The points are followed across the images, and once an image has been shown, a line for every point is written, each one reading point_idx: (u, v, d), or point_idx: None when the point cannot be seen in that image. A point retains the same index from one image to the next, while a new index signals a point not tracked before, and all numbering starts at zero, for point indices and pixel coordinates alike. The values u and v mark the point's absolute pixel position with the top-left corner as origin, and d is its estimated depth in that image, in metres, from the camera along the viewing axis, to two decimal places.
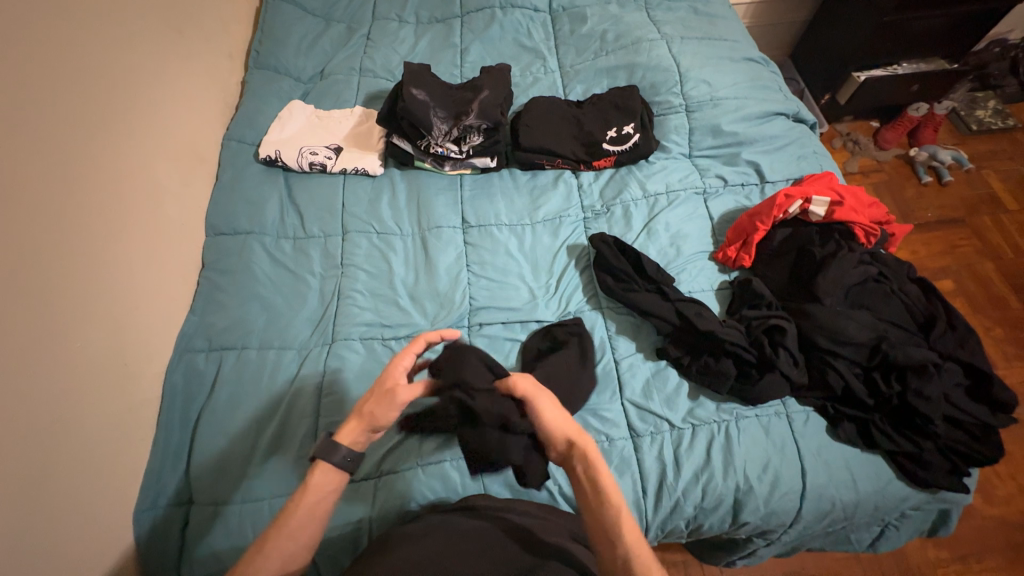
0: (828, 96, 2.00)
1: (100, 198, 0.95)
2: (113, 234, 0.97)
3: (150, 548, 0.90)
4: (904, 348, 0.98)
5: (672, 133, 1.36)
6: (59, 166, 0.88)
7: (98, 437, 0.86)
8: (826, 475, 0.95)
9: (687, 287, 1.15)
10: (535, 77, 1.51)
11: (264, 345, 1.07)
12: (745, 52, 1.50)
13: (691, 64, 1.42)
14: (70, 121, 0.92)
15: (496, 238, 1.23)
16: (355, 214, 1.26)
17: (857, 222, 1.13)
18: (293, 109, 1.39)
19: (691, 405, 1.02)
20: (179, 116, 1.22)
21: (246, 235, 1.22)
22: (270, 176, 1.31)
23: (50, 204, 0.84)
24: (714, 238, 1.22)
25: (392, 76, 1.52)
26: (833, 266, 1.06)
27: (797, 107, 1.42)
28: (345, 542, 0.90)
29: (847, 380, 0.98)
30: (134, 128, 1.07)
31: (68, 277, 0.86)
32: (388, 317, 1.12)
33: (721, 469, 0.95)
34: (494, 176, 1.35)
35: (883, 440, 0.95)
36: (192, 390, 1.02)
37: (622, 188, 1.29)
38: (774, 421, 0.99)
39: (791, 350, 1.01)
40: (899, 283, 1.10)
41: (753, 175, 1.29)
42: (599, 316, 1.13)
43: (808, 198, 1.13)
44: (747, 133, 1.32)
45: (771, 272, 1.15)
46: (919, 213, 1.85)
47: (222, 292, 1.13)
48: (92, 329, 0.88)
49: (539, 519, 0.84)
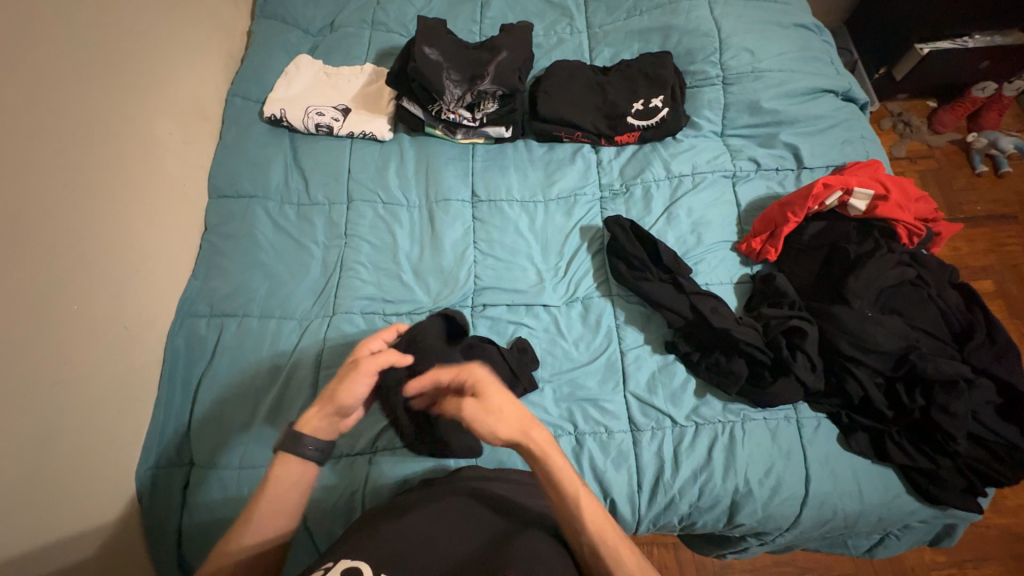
0: (883, 71, 1.81)
1: (97, 155, 0.92)
2: (111, 194, 0.94)
3: (154, 502, 0.93)
4: (935, 360, 0.91)
5: (705, 107, 1.24)
6: (50, 120, 0.84)
7: (100, 400, 0.87)
8: (831, 483, 0.91)
9: (704, 279, 1.08)
10: (560, 37, 1.39)
11: (265, 314, 1.06)
12: (797, 17, 1.34)
13: (734, 29, 1.28)
14: (66, 74, 0.88)
15: (505, 214, 1.17)
16: (360, 181, 1.21)
17: (900, 220, 1.04)
18: (300, 65, 1.31)
19: (697, 402, 0.98)
20: (180, 71, 1.16)
21: (250, 198, 1.18)
22: (275, 137, 1.26)
23: (44, 162, 0.82)
24: (739, 227, 1.14)
25: (407, 31, 1.42)
26: (867, 267, 0.98)
27: (849, 83, 1.27)
28: (338, 511, 0.91)
29: (866, 390, 0.92)
30: (130, 81, 1.02)
31: (64, 238, 0.84)
32: (391, 292, 1.09)
33: (721, 471, 0.92)
34: (509, 146, 1.27)
35: (898, 455, 0.90)
36: (192, 356, 1.03)
37: (644, 166, 1.20)
38: (782, 426, 0.94)
39: (810, 355, 0.95)
40: (938, 289, 1.02)
41: (789, 160, 1.19)
42: (608, 303, 1.08)
43: (849, 189, 1.03)
44: (789, 112, 1.20)
45: (797, 268, 1.07)
46: (966, 206, 1.71)
47: (225, 257, 1.11)
48: (91, 293, 0.88)
49: (526, 484, 0.78)
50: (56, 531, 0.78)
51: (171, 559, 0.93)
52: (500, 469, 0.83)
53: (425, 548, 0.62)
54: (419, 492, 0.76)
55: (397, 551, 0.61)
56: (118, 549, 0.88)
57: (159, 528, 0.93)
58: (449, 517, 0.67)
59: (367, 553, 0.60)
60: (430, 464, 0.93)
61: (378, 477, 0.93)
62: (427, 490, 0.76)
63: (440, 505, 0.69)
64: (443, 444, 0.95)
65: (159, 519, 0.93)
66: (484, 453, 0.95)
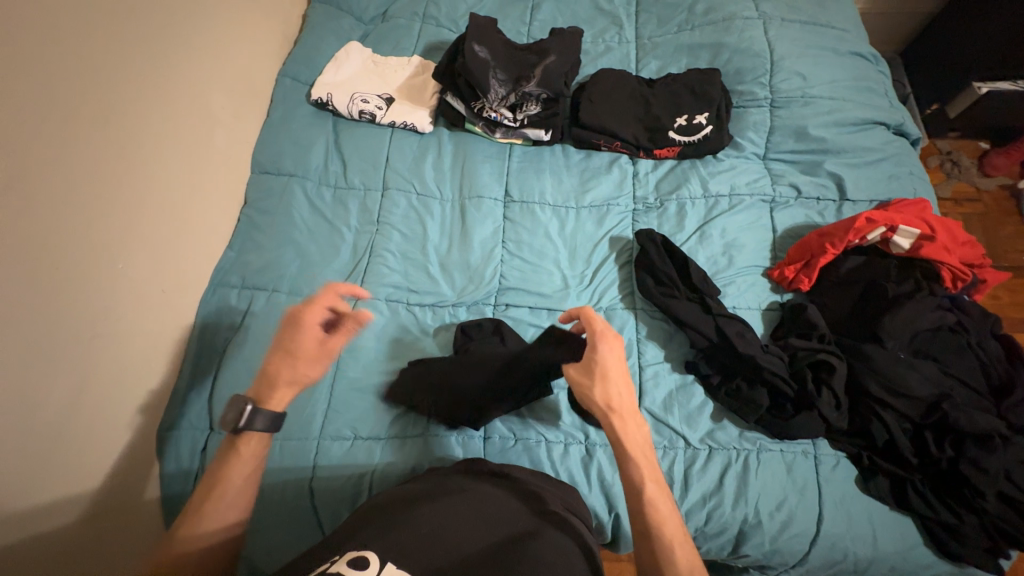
0: (937, 106, 1.75)
1: (151, 123, 0.96)
2: (160, 161, 0.98)
3: (171, 461, 0.96)
4: (969, 412, 0.88)
5: (749, 129, 1.22)
6: (109, 85, 0.87)
7: (130, 358, 0.91)
8: (845, 525, 0.88)
9: (732, 302, 1.07)
10: (608, 45, 1.38)
11: (293, 292, 1.08)
12: (854, 45, 1.30)
13: (787, 52, 1.26)
14: (128, 43, 0.91)
15: (536, 217, 1.17)
16: (397, 171, 1.22)
17: (946, 263, 1.00)
18: (350, 51, 1.34)
19: (712, 426, 0.96)
20: (235, 47, 1.20)
21: (290, 176, 1.21)
22: (319, 120, 1.29)
23: (103, 125, 0.86)
24: (772, 253, 1.12)
25: (456, 26, 1.43)
26: (905, 307, 0.95)
27: (902, 117, 1.23)
28: (344, 491, 0.92)
29: (892, 434, 0.90)
30: (188, 54, 1.06)
31: (111, 199, 0.87)
32: (416, 283, 1.10)
33: (731, 498, 0.90)
34: (546, 150, 1.27)
35: (919, 505, 0.86)
36: (221, 325, 1.06)
37: (681, 183, 1.18)
38: (799, 460, 0.92)
39: (836, 391, 0.93)
40: (978, 338, 0.98)
41: (832, 189, 1.16)
42: (631, 316, 1.07)
43: (894, 226, 1.00)
44: (836, 141, 1.17)
45: (830, 300, 1.04)
46: (1012, 255, 1.64)
47: (260, 232, 1.14)
48: (131, 254, 0.91)
49: (536, 486, 0.78)
50: (79, 480, 0.81)
51: (181, 519, 0.96)
52: (509, 467, 0.83)
53: (438, 538, 0.62)
54: (428, 483, 0.76)
55: (415, 537, 0.61)
56: (134, 506, 0.91)
57: (173, 489, 0.95)
58: (459, 513, 0.67)
59: (374, 543, 0.60)
60: (439, 454, 0.94)
61: (387, 462, 0.94)
62: (435, 482, 0.76)
63: (448, 501, 0.69)
64: (453, 437, 0.96)
65: (174, 480, 0.95)
66: (493, 451, 0.96)
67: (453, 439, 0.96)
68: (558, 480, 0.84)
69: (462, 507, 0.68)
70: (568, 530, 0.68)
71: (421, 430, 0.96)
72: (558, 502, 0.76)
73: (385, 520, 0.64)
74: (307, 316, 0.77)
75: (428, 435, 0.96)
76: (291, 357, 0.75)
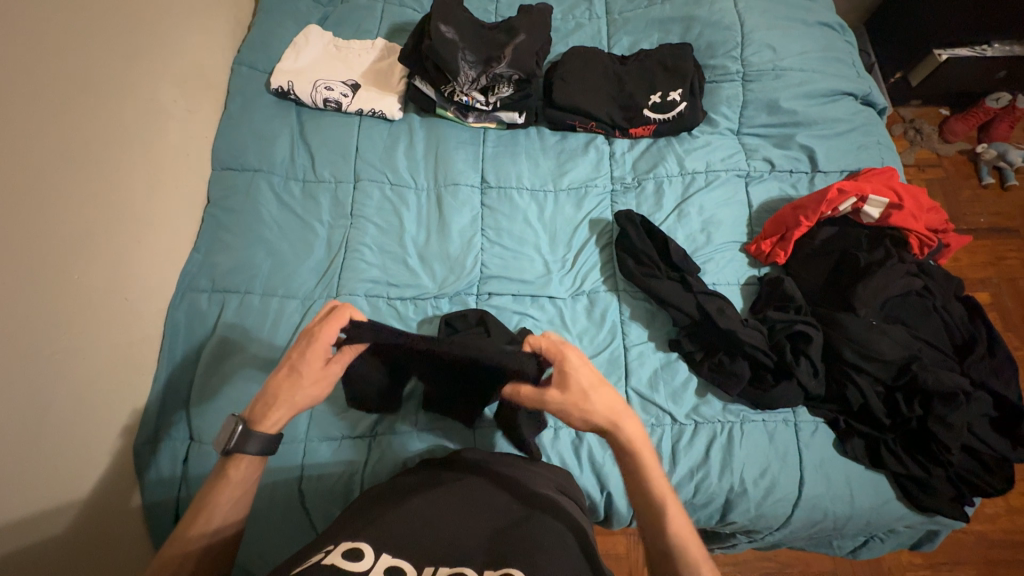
0: (899, 75, 1.79)
1: (98, 120, 0.89)
2: (113, 161, 0.91)
3: (150, 474, 0.93)
4: (937, 372, 0.91)
5: (722, 104, 1.21)
6: (44, 80, 0.80)
7: (97, 371, 0.86)
8: (825, 486, 0.92)
9: (712, 279, 1.08)
10: (578, 22, 1.35)
11: (267, 292, 1.04)
12: (821, 15, 1.30)
13: (757, 24, 1.25)
14: (67, 33, 0.84)
15: (515, 202, 1.16)
16: (368, 161, 1.18)
17: (913, 230, 1.02)
18: (309, 35, 1.27)
19: (697, 401, 0.98)
20: (183, 34, 1.12)
21: (254, 171, 1.15)
22: (281, 110, 1.22)
23: (44, 123, 0.79)
24: (749, 228, 1.13)
25: (420, 6, 1.38)
26: (876, 276, 0.96)
27: (869, 87, 1.24)
28: (336, 490, 0.92)
29: (866, 397, 0.92)
30: (130, 40, 0.97)
31: (62, 206, 0.81)
32: (396, 276, 1.08)
33: (717, 470, 0.93)
34: (521, 133, 1.24)
35: (891, 461, 0.91)
36: (192, 333, 1.01)
37: (657, 161, 1.18)
38: (780, 428, 0.95)
39: (814, 360, 0.93)
40: (943, 301, 1.01)
41: (804, 162, 1.17)
42: (614, 298, 1.07)
43: (864, 196, 1.01)
44: (808, 113, 1.18)
45: (804, 272, 1.04)
46: (970, 217, 1.71)
47: (227, 232, 1.08)
48: (87, 262, 0.85)
49: (525, 469, 0.80)
50: (51, 504, 0.77)
51: (166, 531, 0.93)
52: (501, 455, 0.84)
53: (430, 529, 0.62)
54: (420, 476, 0.76)
55: (407, 532, 0.61)
56: (115, 523, 0.88)
57: (156, 501, 0.92)
58: (453, 505, 0.67)
59: (368, 534, 0.60)
60: (429, 447, 0.94)
61: (377, 460, 0.93)
62: (427, 474, 0.76)
63: (441, 493, 0.69)
64: (444, 432, 0.96)
65: (155, 491, 0.93)
66: (484, 441, 0.96)
67: (443, 433, 0.96)
68: (550, 464, 0.85)
69: (455, 496, 0.68)
70: (562, 515, 0.69)
71: (409, 426, 0.96)
72: (552, 486, 0.78)
73: (379, 514, 0.64)
74: (318, 337, 0.73)
75: (417, 431, 0.95)
76: (296, 376, 0.73)
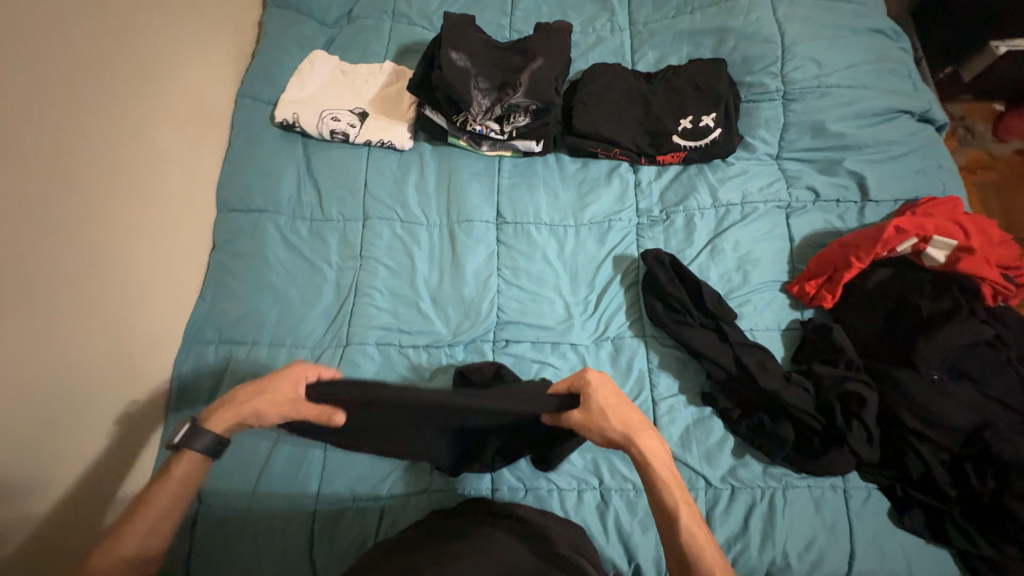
0: (949, 70, 1.61)
1: (86, 174, 0.84)
2: (103, 216, 0.87)
3: None
4: (1016, 440, 0.79)
5: (760, 126, 1.10)
6: (26, 140, 0.75)
7: (98, 438, 0.83)
8: (878, 559, 0.82)
9: (749, 324, 0.99)
10: (599, 35, 1.25)
11: (275, 342, 0.99)
12: (872, 20, 1.17)
13: (800, 34, 1.13)
14: (52, 87, 0.80)
15: (533, 239, 1.08)
16: (377, 197, 1.12)
17: (986, 277, 0.90)
18: (315, 61, 1.21)
19: (734, 463, 0.90)
20: (183, 71, 1.07)
21: (260, 213, 1.10)
22: (287, 144, 1.17)
23: (27, 187, 0.75)
24: (791, 265, 1.03)
25: (430, 24, 1.30)
26: (943, 329, 0.85)
27: (929, 102, 1.11)
28: (347, 554, 0.86)
29: (929, 466, 0.81)
30: (127, 84, 0.93)
31: (49, 272, 0.77)
32: (408, 322, 1.02)
33: (757, 542, 0.84)
34: (538, 161, 1.16)
35: (956, 538, 0.80)
36: (199, 390, 0.96)
37: (688, 192, 1.08)
38: (827, 496, 0.86)
39: (869, 425, 0.84)
40: (1020, 352, 0.89)
41: (853, 190, 1.06)
42: (642, 345, 0.99)
43: (927, 237, 0.91)
44: (857, 135, 1.06)
45: (854, 319, 0.94)
46: None
47: (237, 280, 1.03)
48: (84, 323, 0.82)
49: (542, 525, 0.75)
50: None
51: None
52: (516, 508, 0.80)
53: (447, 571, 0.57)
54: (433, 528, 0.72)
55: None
56: None
57: None
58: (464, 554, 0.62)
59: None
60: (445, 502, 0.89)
61: (391, 524, 0.89)
62: (441, 526, 0.72)
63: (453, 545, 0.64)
64: (461, 490, 0.91)
65: None
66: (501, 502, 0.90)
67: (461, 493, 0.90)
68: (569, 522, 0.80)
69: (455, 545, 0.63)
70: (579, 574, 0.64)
71: (424, 486, 0.91)
72: (565, 543, 0.72)
73: (370, 572, 0.59)
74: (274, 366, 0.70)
75: (432, 491, 0.91)
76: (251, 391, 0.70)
